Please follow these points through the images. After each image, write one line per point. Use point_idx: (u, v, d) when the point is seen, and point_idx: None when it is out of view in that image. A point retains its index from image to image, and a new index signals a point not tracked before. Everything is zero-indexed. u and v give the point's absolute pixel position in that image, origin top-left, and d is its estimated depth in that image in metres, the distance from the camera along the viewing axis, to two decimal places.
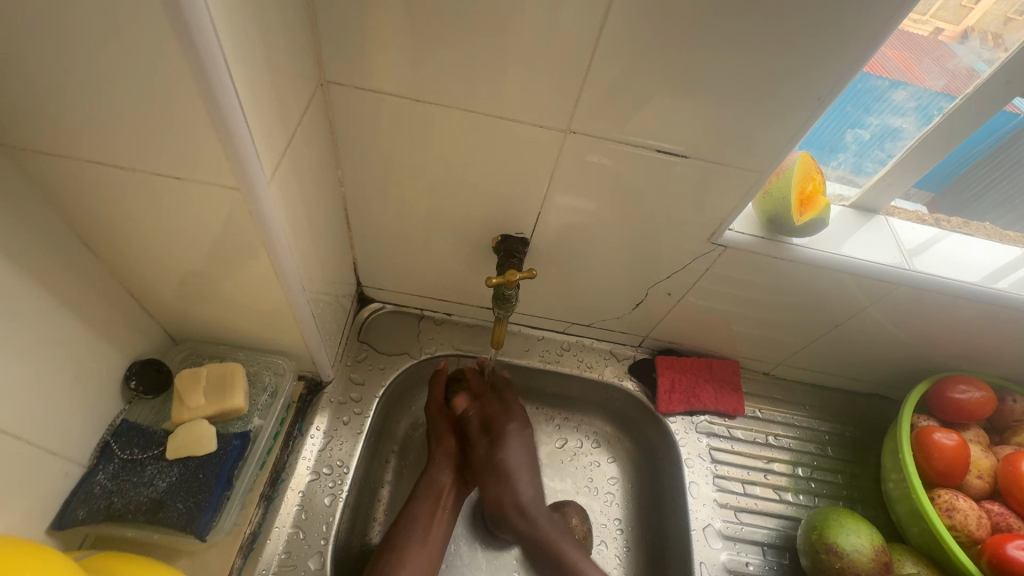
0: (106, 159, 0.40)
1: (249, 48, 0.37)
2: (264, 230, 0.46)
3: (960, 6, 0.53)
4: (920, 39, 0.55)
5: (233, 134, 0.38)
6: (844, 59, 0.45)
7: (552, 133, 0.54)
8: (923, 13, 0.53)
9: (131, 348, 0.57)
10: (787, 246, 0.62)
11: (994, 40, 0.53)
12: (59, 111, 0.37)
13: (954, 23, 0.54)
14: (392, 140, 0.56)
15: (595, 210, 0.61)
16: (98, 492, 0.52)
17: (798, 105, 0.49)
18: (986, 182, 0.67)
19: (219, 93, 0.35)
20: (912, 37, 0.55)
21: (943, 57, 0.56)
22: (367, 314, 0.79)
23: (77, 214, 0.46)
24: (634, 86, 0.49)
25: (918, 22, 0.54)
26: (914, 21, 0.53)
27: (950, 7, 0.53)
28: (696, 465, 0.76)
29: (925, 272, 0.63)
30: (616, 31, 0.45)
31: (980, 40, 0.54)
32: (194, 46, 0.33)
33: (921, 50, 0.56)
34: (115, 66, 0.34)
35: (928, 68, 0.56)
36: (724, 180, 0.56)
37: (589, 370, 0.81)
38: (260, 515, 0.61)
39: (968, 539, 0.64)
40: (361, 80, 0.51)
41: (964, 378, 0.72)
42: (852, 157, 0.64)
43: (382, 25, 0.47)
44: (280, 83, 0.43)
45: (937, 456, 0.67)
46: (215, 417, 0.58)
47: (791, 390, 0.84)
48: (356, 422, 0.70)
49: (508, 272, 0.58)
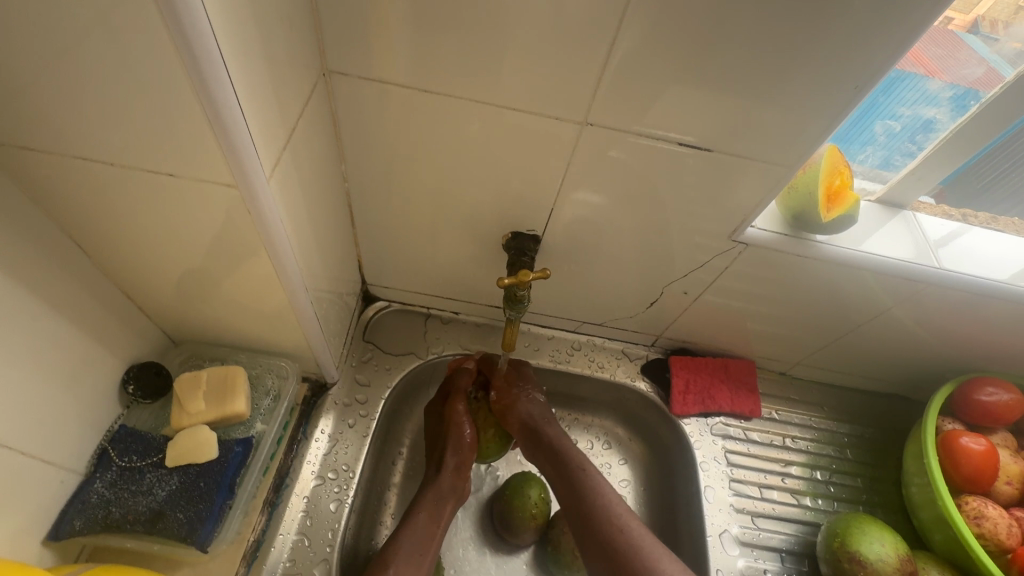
0: (93, 155, 0.38)
1: (245, 34, 0.35)
2: (264, 228, 0.43)
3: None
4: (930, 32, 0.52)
5: (229, 127, 0.35)
6: (885, 46, 0.42)
7: (566, 126, 0.51)
8: None
9: (128, 351, 0.55)
10: (810, 244, 0.60)
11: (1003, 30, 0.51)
12: (42, 105, 0.34)
13: (964, 12, 0.50)
14: (398, 133, 0.53)
15: (609, 206, 0.59)
16: (95, 501, 0.50)
17: (831, 95, 0.46)
18: (996, 174, 0.62)
19: (214, 83, 0.33)
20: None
21: (968, 53, 0.53)
22: (372, 312, 0.77)
23: (66, 213, 0.43)
24: (656, 75, 0.46)
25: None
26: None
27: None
28: (711, 469, 0.74)
29: (955, 271, 0.61)
30: (639, 15, 0.42)
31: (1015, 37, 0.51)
32: (185, 32, 0.30)
33: (934, 43, 0.53)
34: (97, 54, 0.31)
35: (963, 58, 0.53)
36: (747, 175, 0.54)
37: (600, 370, 0.78)
38: (263, 522, 0.59)
39: (997, 548, 0.62)
40: (365, 69, 0.48)
41: (992, 380, 0.69)
42: (881, 150, 0.61)
43: (388, 11, 0.44)
44: (279, 72, 0.40)
45: (965, 461, 0.64)
46: (216, 423, 0.56)
47: (808, 390, 0.82)
48: (362, 425, 0.68)
49: (520, 272, 0.56)
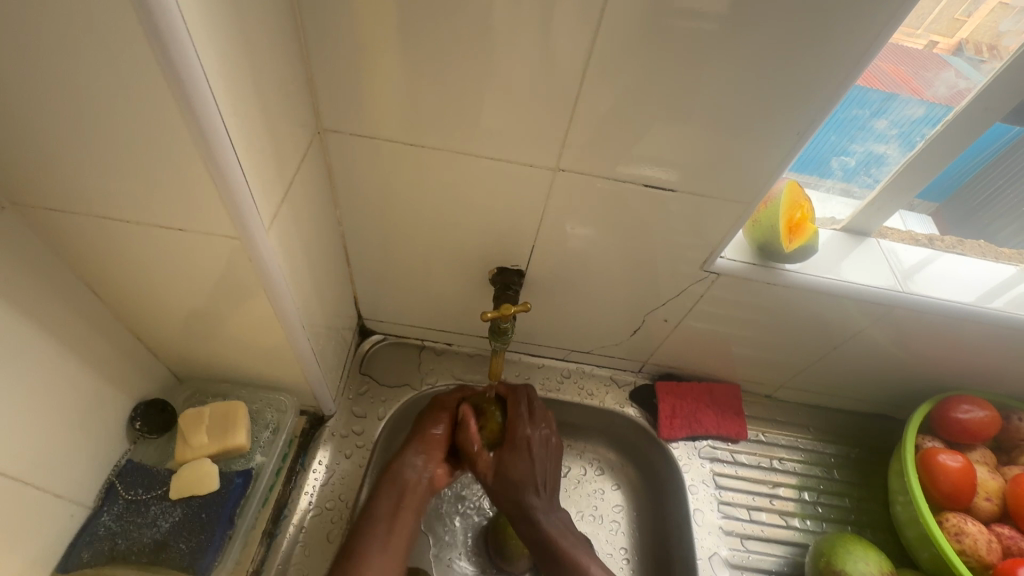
0: (111, 213, 0.42)
1: (246, 105, 0.40)
2: (264, 273, 0.47)
3: (952, 19, 0.52)
4: (914, 52, 0.55)
5: (232, 187, 0.40)
6: (821, 93, 0.47)
7: (542, 170, 0.55)
8: (917, 27, 0.52)
9: (136, 390, 0.59)
10: (779, 272, 0.63)
11: (990, 52, 0.53)
12: (69, 173, 0.39)
13: (949, 35, 0.53)
14: (388, 181, 0.58)
15: (589, 242, 0.63)
16: (103, 534, 0.53)
17: (779, 137, 0.51)
18: (990, 192, 0.66)
19: (220, 151, 0.38)
20: (905, 50, 0.54)
21: (939, 68, 0.56)
22: (368, 346, 0.80)
23: (85, 265, 0.48)
24: (618, 124, 0.51)
25: (912, 36, 0.53)
26: (908, 36, 0.52)
27: (941, 19, 0.52)
28: (700, 492, 0.76)
29: (920, 294, 0.64)
30: (597, 76, 0.47)
31: (974, 52, 0.54)
32: (195, 111, 0.35)
33: (915, 61, 0.55)
34: (119, 129, 0.36)
35: (939, 73, 0.56)
36: (713, 210, 0.58)
37: (590, 397, 0.81)
38: (262, 553, 0.61)
39: (979, 564, 0.63)
40: (356, 127, 0.53)
41: (967, 397, 0.71)
42: (840, 181, 0.65)
43: (376, 74, 0.49)
44: (278, 134, 0.45)
45: (943, 478, 0.66)
46: (217, 455, 0.59)
47: (795, 412, 0.84)
48: (358, 455, 0.71)
49: (503, 306, 0.60)
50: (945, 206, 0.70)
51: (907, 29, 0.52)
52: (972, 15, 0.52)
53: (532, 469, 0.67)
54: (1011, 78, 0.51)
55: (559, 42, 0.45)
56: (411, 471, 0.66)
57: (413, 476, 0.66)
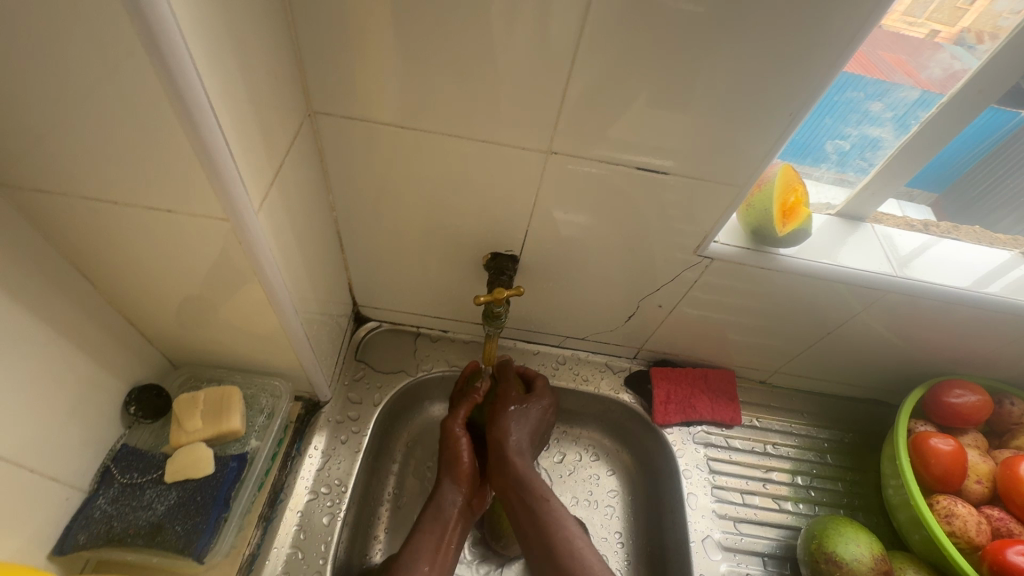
0: (99, 196, 0.42)
1: (233, 86, 0.39)
2: (254, 257, 0.47)
3: (954, 7, 0.52)
4: (916, 42, 0.54)
5: (219, 170, 0.39)
6: (813, 74, 0.47)
7: (535, 154, 0.55)
8: (918, 16, 0.52)
9: (129, 375, 0.59)
10: (771, 256, 0.63)
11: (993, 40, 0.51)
12: (54, 153, 0.39)
13: (951, 24, 0.53)
14: (380, 165, 0.58)
15: (582, 227, 0.63)
16: (98, 517, 0.54)
17: (771, 120, 0.50)
18: (989, 182, 0.66)
19: (206, 133, 0.37)
20: (907, 40, 0.54)
21: (942, 57, 0.55)
22: (363, 333, 0.80)
23: (73, 249, 0.47)
24: (610, 107, 0.50)
25: (914, 26, 0.53)
26: (909, 25, 0.52)
27: (943, 7, 0.52)
28: (694, 476, 0.76)
29: (915, 279, 0.64)
30: (588, 58, 0.47)
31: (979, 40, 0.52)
32: (179, 91, 0.35)
33: (917, 50, 0.55)
34: (104, 109, 0.36)
35: (940, 60, 0.55)
36: (706, 194, 0.58)
37: (585, 383, 0.81)
38: (258, 535, 0.62)
39: (968, 545, 0.64)
40: (346, 110, 0.53)
41: (959, 382, 0.72)
42: (835, 166, 0.65)
43: (365, 55, 0.48)
44: (267, 116, 0.45)
45: (935, 462, 0.67)
46: (212, 440, 0.60)
47: (790, 398, 0.84)
48: (354, 441, 0.71)
49: (496, 290, 0.60)
50: (944, 197, 0.69)
51: (908, 17, 0.52)
52: (974, 4, 0.51)
53: (525, 439, 0.70)
54: (1001, 62, 0.51)
55: (549, 24, 0.45)
56: (448, 500, 0.67)
57: (451, 507, 0.66)
